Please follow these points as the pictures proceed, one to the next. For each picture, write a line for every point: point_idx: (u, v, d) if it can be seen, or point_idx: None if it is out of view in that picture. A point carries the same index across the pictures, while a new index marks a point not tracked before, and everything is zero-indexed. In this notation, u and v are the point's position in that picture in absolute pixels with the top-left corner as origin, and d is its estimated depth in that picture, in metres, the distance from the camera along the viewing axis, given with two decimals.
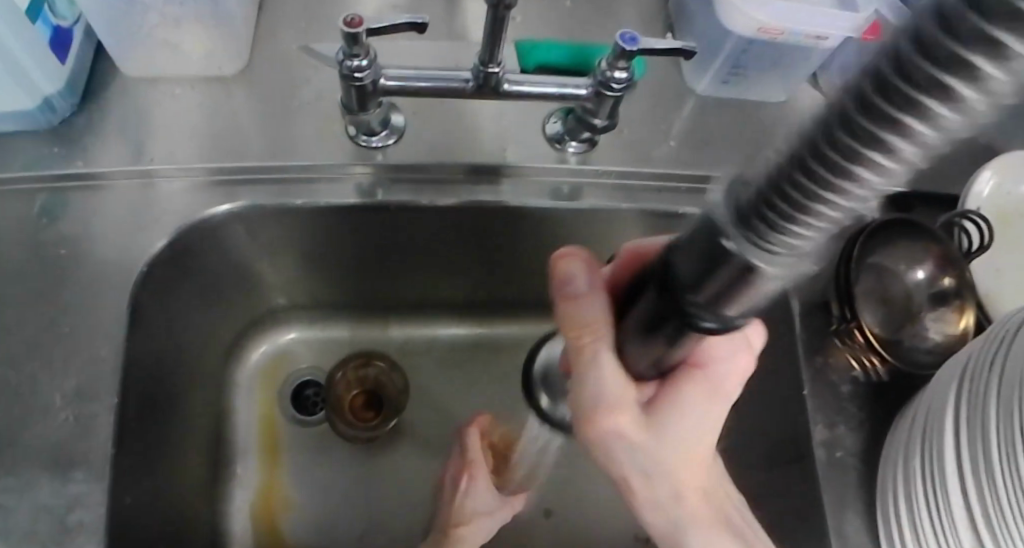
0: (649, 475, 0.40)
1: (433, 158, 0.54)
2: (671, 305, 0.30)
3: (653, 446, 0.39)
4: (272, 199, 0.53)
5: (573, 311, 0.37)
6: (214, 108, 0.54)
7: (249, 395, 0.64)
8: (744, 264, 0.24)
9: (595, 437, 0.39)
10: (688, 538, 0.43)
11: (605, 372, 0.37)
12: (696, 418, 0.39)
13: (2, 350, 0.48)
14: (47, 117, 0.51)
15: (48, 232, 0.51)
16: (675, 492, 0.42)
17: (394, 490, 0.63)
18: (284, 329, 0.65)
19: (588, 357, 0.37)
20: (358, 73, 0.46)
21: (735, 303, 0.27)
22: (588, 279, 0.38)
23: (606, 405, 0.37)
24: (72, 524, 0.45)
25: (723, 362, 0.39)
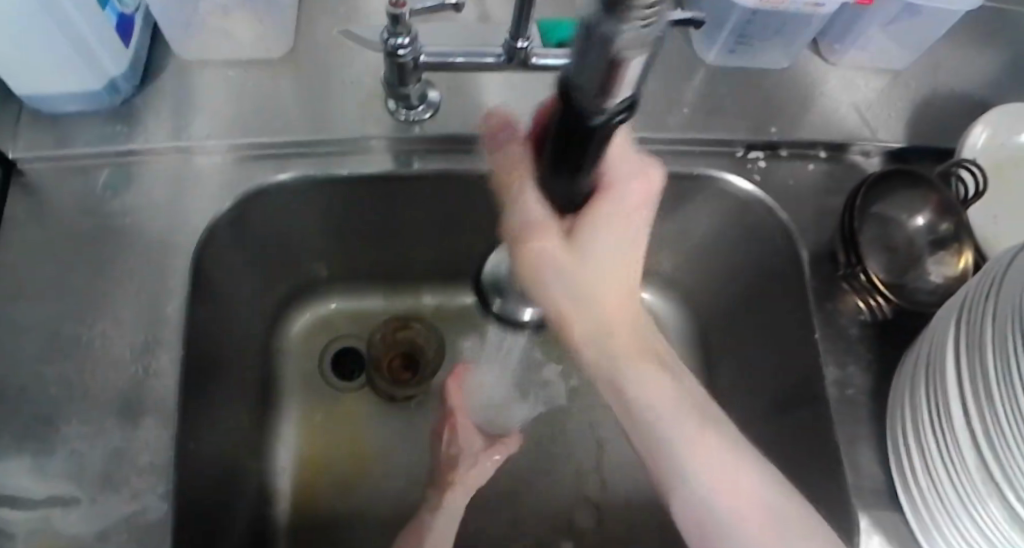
0: (581, 302, 0.41)
1: (468, 129, 0.58)
2: (566, 117, 0.35)
3: (578, 268, 0.41)
4: (318, 170, 0.57)
5: (504, 157, 0.44)
6: (262, 88, 0.58)
7: (293, 358, 0.68)
8: (612, 62, 0.29)
9: (524, 259, 0.42)
10: (620, 372, 0.43)
11: (529, 199, 0.42)
12: (611, 244, 0.41)
13: (78, 313, 0.52)
14: (111, 97, 0.56)
15: (113, 205, 0.55)
16: (606, 319, 0.42)
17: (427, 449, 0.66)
18: (324, 298, 0.69)
19: (515, 193, 0.42)
20: (401, 51, 0.50)
21: (617, 88, 0.31)
22: (500, 140, 0.46)
23: (529, 224, 0.41)
24: (142, 465, 0.49)
25: (624, 192, 0.41)
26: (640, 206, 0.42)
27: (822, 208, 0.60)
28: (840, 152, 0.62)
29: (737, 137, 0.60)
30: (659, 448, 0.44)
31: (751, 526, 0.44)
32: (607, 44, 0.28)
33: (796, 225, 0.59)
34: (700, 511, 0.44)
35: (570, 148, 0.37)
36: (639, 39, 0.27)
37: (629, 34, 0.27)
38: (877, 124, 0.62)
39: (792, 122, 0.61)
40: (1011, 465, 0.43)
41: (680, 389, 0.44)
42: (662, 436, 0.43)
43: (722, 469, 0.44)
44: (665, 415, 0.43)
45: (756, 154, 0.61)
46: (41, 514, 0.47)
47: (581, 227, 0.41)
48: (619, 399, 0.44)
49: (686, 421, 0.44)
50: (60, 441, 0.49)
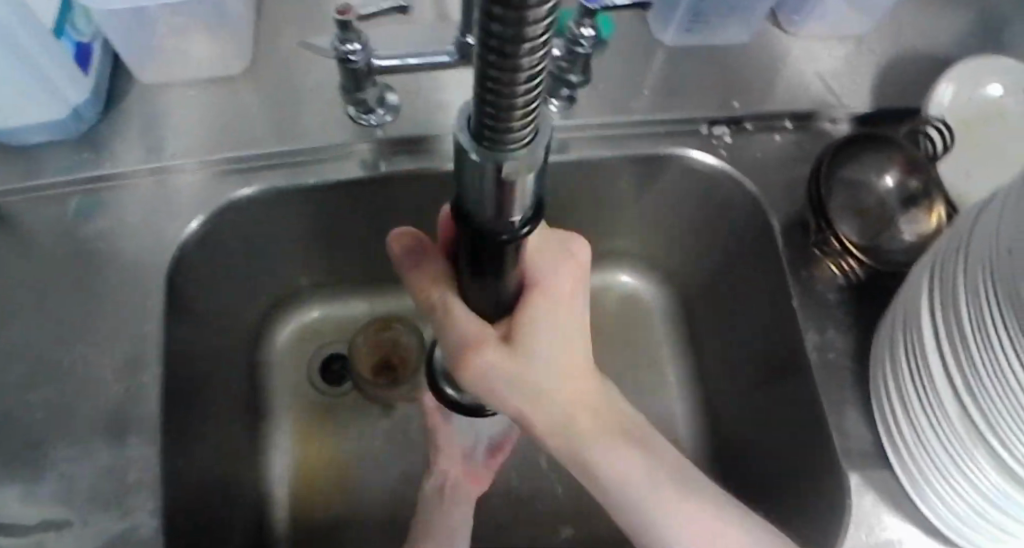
0: (536, 396, 0.43)
1: (432, 129, 0.59)
2: (472, 234, 0.32)
3: (526, 367, 0.42)
4: (285, 180, 0.58)
5: (421, 272, 0.43)
6: (225, 104, 0.59)
7: (280, 371, 0.68)
8: (500, 182, 0.26)
9: (471, 378, 0.42)
10: (585, 450, 0.45)
11: (461, 317, 0.41)
12: (554, 339, 0.42)
13: (57, 338, 0.53)
14: (76, 125, 0.56)
15: (86, 230, 0.56)
16: (566, 409, 0.44)
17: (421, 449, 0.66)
18: (306, 308, 0.70)
19: (440, 312, 0.42)
20: (352, 56, 0.51)
21: (515, 206, 0.29)
22: (415, 255, 0.43)
23: (466, 342, 0.41)
24: (130, 484, 0.49)
25: (553, 283, 0.42)
26: (569, 292, 0.43)
27: (791, 177, 0.60)
28: (807, 121, 0.61)
29: (699, 115, 0.60)
30: (627, 505, 0.46)
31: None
32: (494, 172, 0.25)
33: (766, 196, 0.59)
34: None
35: (484, 259, 0.34)
36: (521, 160, 0.24)
37: (512, 159, 0.24)
38: (842, 88, 0.62)
39: (753, 96, 0.61)
40: (992, 408, 0.43)
41: (646, 457, 0.47)
42: (633, 501, 0.46)
43: (700, 520, 0.47)
44: (638, 484, 0.46)
45: (721, 130, 0.60)
46: (33, 539, 0.48)
47: (520, 329, 0.41)
48: (588, 472, 0.46)
49: (658, 482, 0.46)
50: (48, 464, 0.50)
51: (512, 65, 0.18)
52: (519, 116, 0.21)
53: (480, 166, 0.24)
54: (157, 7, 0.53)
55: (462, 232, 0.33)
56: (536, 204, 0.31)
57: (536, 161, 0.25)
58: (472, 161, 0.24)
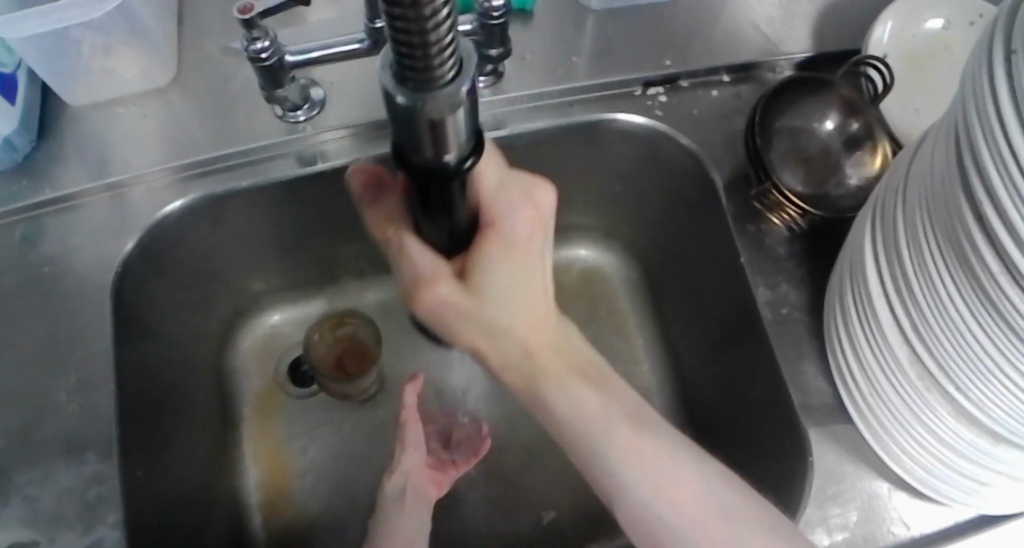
0: (492, 335, 0.42)
1: (363, 120, 0.58)
2: (414, 176, 0.32)
3: (481, 308, 0.40)
4: (218, 187, 0.58)
5: (378, 214, 0.43)
6: (155, 117, 0.59)
7: (248, 377, 0.69)
8: (430, 123, 0.26)
9: (427, 313, 0.41)
10: (544, 388, 0.43)
11: (412, 251, 0.40)
12: (511, 281, 0.41)
13: (10, 365, 0.54)
14: (11, 155, 0.57)
15: (32, 256, 0.57)
16: (524, 349, 0.43)
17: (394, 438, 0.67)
18: (268, 311, 0.70)
19: (394, 247, 0.41)
20: (263, 54, 0.50)
21: (448, 146, 0.29)
22: (376, 190, 0.44)
23: (421, 278, 0.40)
24: (93, 498, 0.50)
25: (512, 221, 0.41)
26: (529, 234, 0.41)
27: (732, 131, 0.58)
28: (745, 72, 0.59)
29: (631, 76, 0.58)
30: (588, 454, 0.44)
31: (691, 514, 0.42)
32: (423, 117, 0.26)
33: (707, 152, 0.57)
34: (647, 519, 0.43)
35: (431, 194, 0.34)
36: (452, 96, 0.25)
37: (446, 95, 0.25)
38: (779, 35, 0.60)
39: (686, 51, 0.59)
40: (940, 353, 0.41)
41: (609, 400, 0.44)
42: (595, 444, 0.43)
43: (661, 469, 0.43)
44: (597, 426, 0.43)
45: (655, 90, 0.59)
46: None
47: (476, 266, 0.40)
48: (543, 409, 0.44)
49: (614, 424, 0.44)
50: (11, 487, 0.51)
51: None
52: (437, 53, 0.23)
53: (408, 108, 0.25)
54: (79, 31, 0.53)
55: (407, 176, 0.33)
56: (474, 136, 0.30)
57: (461, 101, 0.26)
58: (397, 103, 0.25)
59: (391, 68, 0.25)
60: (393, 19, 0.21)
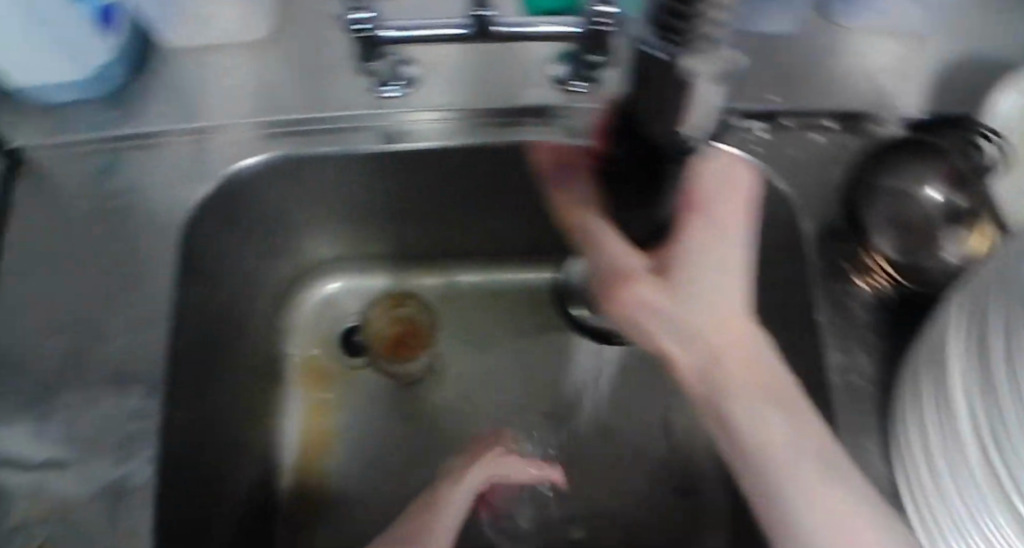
0: (685, 336, 0.40)
1: (454, 105, 0.57)
2: (639, 148, 0.35)
3: (679, 304, 0.40)
4: (297, 148, 0.57)
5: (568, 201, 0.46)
6: (249, 70, 0.59)
7: (298, 339, 0.69)
8: (664, 70, 0.28)
9: (620, 310, 0.42)
10: (728, 400, 0.40)
11: (604, 239, 0.43)
12: (716, 273, 0.40)
13: (74, 289, 0.55)
14: (103, 86, 0.57)
15: (109, 188, 0.58)
16: (712, 352, 0.40)
17: (444, 424, 0.66)
18: (329, 278, 0.71)
19: (587, 237, 0.44)
20: (360, 26, 0.49)
21: (686, 119, 0.31)
22: (569, 173, 0.48)
23: (619, 272, 0.42)
24: (132, 433, 0.52)
25: (715, 209, 0.42)
26: (739, 207, 0.42)
27: (830, 182, 0.55)
28: (855, 121, 0.56)
29: (735, 106, 0.56)
30: (769, 487, 0.39)
31: None
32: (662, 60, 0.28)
33: (801, 197, 0.55)
34: None
35: (647, 175, 0.37)
36: (705, 66, 0.27)
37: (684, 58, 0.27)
38: (898, 87, 0.56)
39: (798, 90, 0.56)
40: (1022, 472, 0.36)
41: (794, 423, 0.39)
42: (775, 478, 0.38)
43: (852, 519, 0.37)
44: (773, 451, 0.39)
45: (755, 124, 0.56)
46: (38, 478, 0.51)
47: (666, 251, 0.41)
48: (716, 415, 0.41)
49: (799, 455, 0.39)
50: (58, 408, 0.52)
51: None
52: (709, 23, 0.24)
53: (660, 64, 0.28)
54: None
55: (629, 158, 0.37)
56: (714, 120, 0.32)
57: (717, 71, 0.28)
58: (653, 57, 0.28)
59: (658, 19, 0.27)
60: None
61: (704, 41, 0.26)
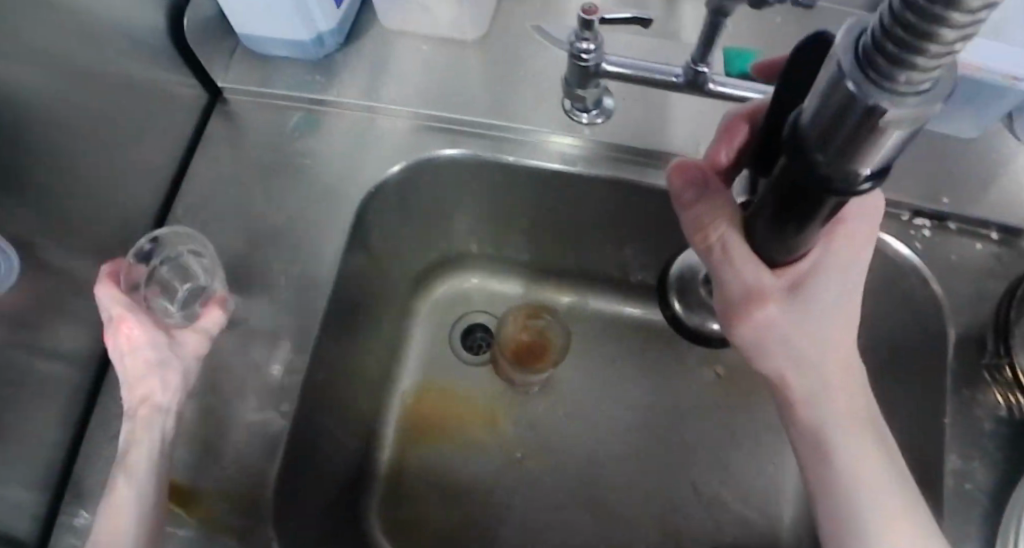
0: (803, 359, 0.41)
1: (645, 145, 0.60)
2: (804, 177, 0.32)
3: (805, 326, 0.40)
4: (486, 151, 0.61)
5: (694, 214, 0.43)
6: (450, 66, 0.63)
7: (425, 323, 0.74)
8: (865, 108, 0.26)
9: (745, 334, 0.41)
10: (830, 430, 0.42)
11: (738, 260, 0.41)
12: (841, 295, 0.41)
13: (247, 231, 0.58)
14: (317, 50, 0.62)
15: (297, 145, 0.61)
16: (822, 378, 0.41)
17: (547, 435, 0.70)
18: (467, 274, 0.75)
19: (718, 250, 0.42)
20: (584, 55, 0.53)
21: (863, 157, 0.29)
22: (696, 186, 0.44)
23: (749, 295, 0.41)
24: (269, 384, 0.53)
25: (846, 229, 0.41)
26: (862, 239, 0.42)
27: (980, 291, 0.58)
28: (1015, 238, 0.59)
29: (908, 202, 0.58)
30: (850, 517, 0.42)
31: None
32: (860, 96, 0.26)
33: (949, 300, 0.57)
34: None
35: (803, 202, 0.35)
36: (912, 110, 0.26)
37: (882, 96, 0.26)
38: None
39: (970, 197, 0.59)
40: None
41: (881, 454, 0.43)
42: (856, 506, 0.42)
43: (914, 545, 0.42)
44: (866, 478, 0.42)
45: (922, 221, 0.59)
46: None
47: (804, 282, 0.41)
48: (816, 445, 0.43)
49: (885, 482, 0.42)
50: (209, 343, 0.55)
51: (940, 11, 0.21)
52: (928, 60, 0.23)
53: (853, 95, 0.26)
54: None
55: (789, 177, 0.34)
56: (890, 162, 0.30)
57: (917, 119, 0.26)
58: (846, 87, 0.26)
59: (856, 51, 0.26)
60: (896, 21, 0.23)
61: (914, 81, 0.25)
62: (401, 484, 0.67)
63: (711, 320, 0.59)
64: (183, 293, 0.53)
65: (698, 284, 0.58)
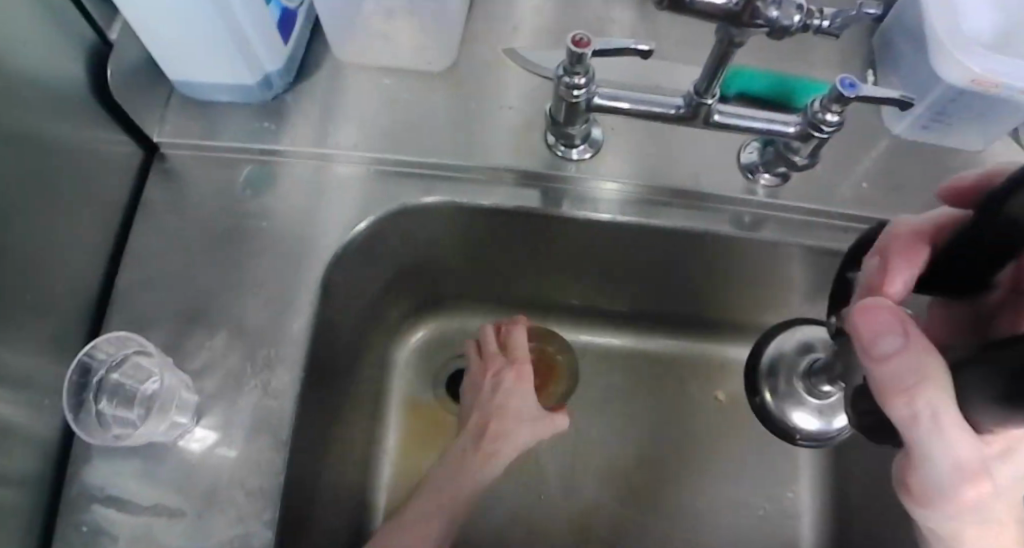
0: (993, 526, 0.37)
1: (640, 179, 0.54)
2: None
3: (999, 497, 0.36)
4: (464, 197, 0.54)
5: (887, 372, 0.34)
6: (417, 101, 0.56)
7: (402, 372, 0.67)
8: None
9: (944, 508, 0.36)
10: None
11: (951, 437, 0.32)
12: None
13: (202, 309, 0.51)
14: (263, 92, 0.55)
15: (250, 204, 0.53)
16: (1011, 539, 0.38)
17: (544, 487, 0.65)
18: (446, 317, 0.68)
19: (927, 422, 0.32)
20: (575, 91, 0.47)
21: None
22: (897, 336, 0.34)
23: (965, 474, 0.34)
24: (251, 486, 0.47)
25: None
26: None
27: None
28: None
29: None
30: None
31: None
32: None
33: None
34: None
35: None
36: None
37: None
38: None
39: None
40: None
41: None
42: None
43: None
44: None
45: None
46: (145, 522, 0.46)
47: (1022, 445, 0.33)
48: None
49: None
50: (175, 448, 0.48)
51: None
52: None
53: None
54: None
55: None
56: None
57: None
58: None
59: None
60: None
61: None
62: None
63: (798, 414, 0.57)
64: (154, 387, 0.47)
65: (796, 378, 0.57)
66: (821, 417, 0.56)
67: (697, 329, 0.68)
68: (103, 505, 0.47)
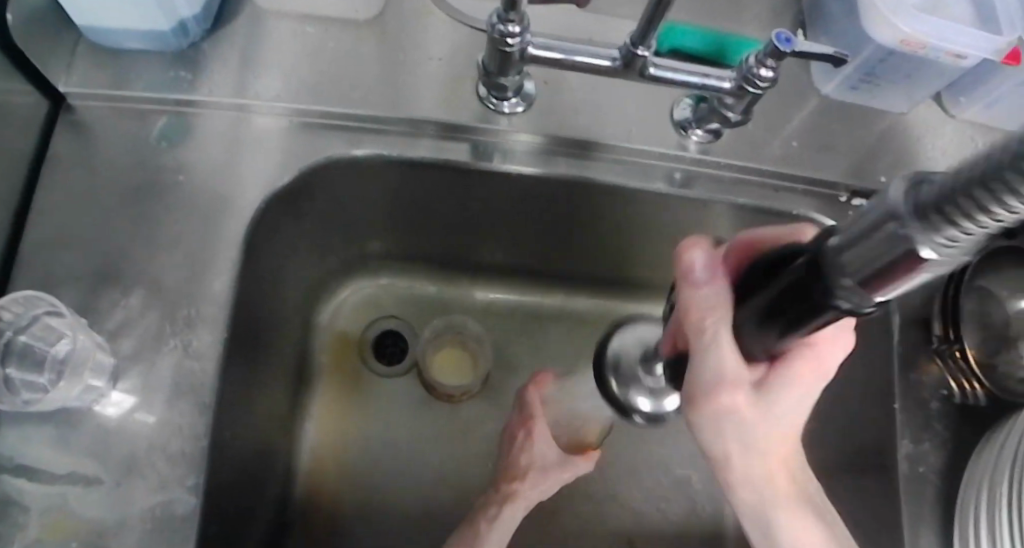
0: (748, 454, 0.40)
1: (568, 134, 0.54)
2: (833, 260, 0.30)
3: (761, 419, 0.38)
4: (391, 151, 0.53)
5: (694, 296, 0.39)
6: (343, 51, 0.54)
7: (329, 334, 0.66)
8: (908, 251, 0.25)
9: (705, 413, 0.38)
10: (778, 525, 0.42)
11: (722, 348, 0.37)
12: (800, 399, 0.38)
13: (114, 268, 0.48)
14: (178, 40, 0.51)
15: (165, 158, 0.51)
16: (770, 479, 0.41)
17: (473, 446, 0.66)
18: (379, 276, 0.67)
19: (709, 335, 0.38)
20: (509, 39, 0.46)
21: (883, 287, 0.28)
22: (710, 272, 0.39)
23: (722, 380, 0.37)
24: (173, 453, 0.45)
25: (826, 350, 0.37)
26: (811, 372, 0.38)
27: None
28: None
29: (846, 183, 0.56)
30: None
31: None
32: (905, 238, 0.25)
33: None
34: None
35: (795, 290, 0.32)
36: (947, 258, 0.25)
37: (930, 244, 0.24)
38: None
39: (904, 172, 0.57)
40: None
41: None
42: None
43: None
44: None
45: (860, 202, 0.57)
46: (58, 490, 0.44)
47: (774, 379, 0.38)
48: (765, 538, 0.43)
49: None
50: (88, 413, 0.46)
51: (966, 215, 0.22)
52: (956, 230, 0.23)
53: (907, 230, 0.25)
54: None
55: (815, 263, 0.31)
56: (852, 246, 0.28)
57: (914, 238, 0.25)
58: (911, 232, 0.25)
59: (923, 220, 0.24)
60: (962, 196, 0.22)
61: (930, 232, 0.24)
62: (320, 521, 0.61)
63: (641, 397, 0.50)
64: (65, 350, 0.44)
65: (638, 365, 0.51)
66: (655, 396, 0.50)
67: (624, 292, 0.69)
68: (13, 475, 0.44)
